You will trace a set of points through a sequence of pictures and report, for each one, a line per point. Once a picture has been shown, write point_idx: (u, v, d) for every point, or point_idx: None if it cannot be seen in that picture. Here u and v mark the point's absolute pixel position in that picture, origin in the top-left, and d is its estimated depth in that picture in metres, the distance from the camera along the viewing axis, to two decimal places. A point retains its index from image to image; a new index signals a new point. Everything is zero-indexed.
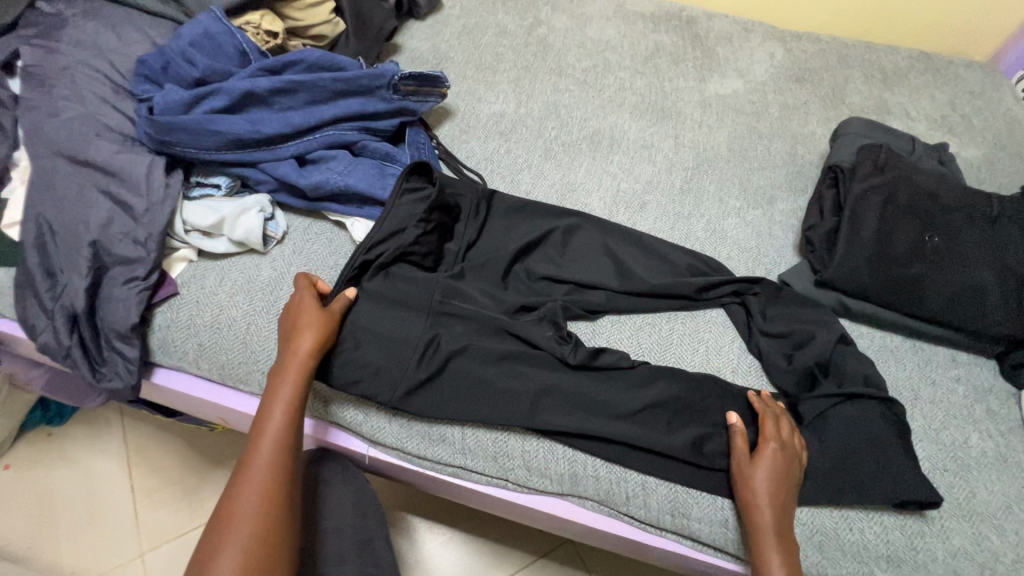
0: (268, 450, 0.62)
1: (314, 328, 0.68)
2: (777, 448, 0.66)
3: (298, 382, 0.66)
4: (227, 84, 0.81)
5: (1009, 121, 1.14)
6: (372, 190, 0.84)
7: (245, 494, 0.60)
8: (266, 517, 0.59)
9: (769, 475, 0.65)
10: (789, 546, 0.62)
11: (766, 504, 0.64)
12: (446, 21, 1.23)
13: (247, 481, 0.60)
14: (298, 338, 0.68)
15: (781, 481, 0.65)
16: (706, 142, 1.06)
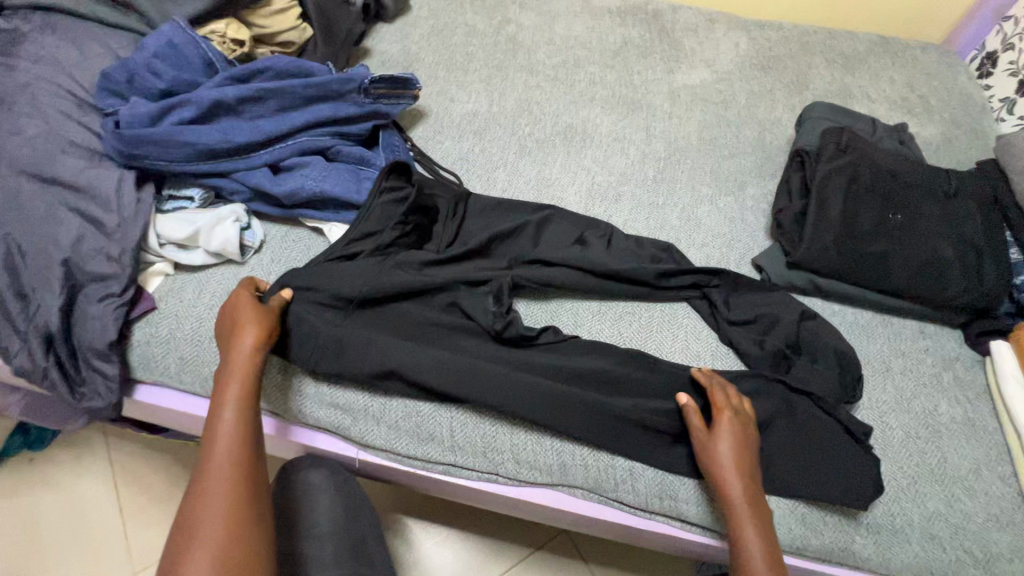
0: (226, 444, 0.60)
1: (255, 328, 0.67)
2: (728, 418, 0.68)
3: (247, 377, 0.65)
4: (195, 94, 0.80)
5: (963, 99, 1.18)
6: (349, 194, 0.84)
7: (206, 495, 0.57)
8: (236, 514, 0.57)
9: (729, 447, 0.66)
10: (759, 510, 0.64)
11: (730, 475, 0.65)
12: (415, 23, 1.23)
13: (208, 482, 0.58)
14: (242, 333, 0.67)
15: (738, 450, 0.66)
16: (677, 133, 1.08)
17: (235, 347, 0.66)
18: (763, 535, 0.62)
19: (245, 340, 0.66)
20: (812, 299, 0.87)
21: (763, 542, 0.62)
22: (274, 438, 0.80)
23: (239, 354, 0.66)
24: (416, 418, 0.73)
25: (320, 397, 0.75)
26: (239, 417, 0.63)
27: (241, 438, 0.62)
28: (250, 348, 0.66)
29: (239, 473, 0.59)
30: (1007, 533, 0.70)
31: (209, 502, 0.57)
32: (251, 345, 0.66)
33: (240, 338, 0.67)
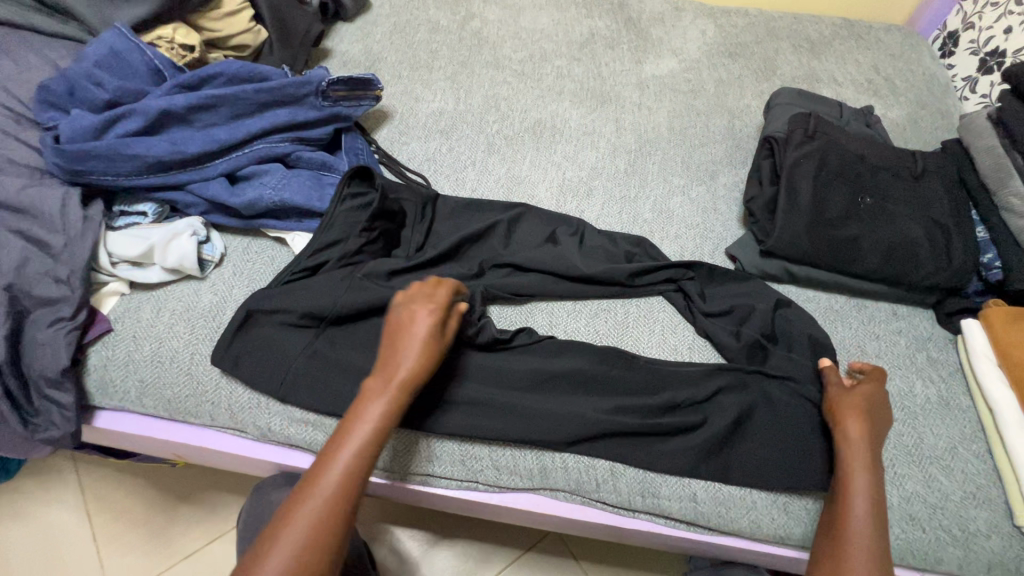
0: (343, 475, 0.57)
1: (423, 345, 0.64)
2: (874, 386, 0.71)
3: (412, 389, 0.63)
4: (141, 104, 0.77)
5: (927, 79, 1.19)
6: (311, 202, 0.81)
7: (306, 512, 0.55)
8: (319, 541, 0.54)
9: (866, 405, 0.69)
10: (876, 469, 0.65)
11: (858, 432, 0.67)
12: (376, 21, 1.19)
13: (313, 500, 0.55)
14: (404, 351, 0.64)
15: (873, 411, 0.69)
16: (647, 124, 1.07)
17: (389, 363, 0.63)
18: (873, 491, 0.63)
19: (405, 356, 0.63)
20: (786, 286, 0.87)
21: (873, 499, 0.63)
22: (245, 458, 0.77)
23: (398, 375, 0.62)
24: (391, 430, 0.71)
25: (290, 414, 0.72)
26: (369, 445, 0.59)
27: (355, 472, 0.58)
28: (409, 369, 0.63)
29: (330, 512, 0.55)
30: (984, 510, 0.70)
31: (287, 538, 0.54)
32: (410, 364, 0.63)
33: (402, 354, 0.64)
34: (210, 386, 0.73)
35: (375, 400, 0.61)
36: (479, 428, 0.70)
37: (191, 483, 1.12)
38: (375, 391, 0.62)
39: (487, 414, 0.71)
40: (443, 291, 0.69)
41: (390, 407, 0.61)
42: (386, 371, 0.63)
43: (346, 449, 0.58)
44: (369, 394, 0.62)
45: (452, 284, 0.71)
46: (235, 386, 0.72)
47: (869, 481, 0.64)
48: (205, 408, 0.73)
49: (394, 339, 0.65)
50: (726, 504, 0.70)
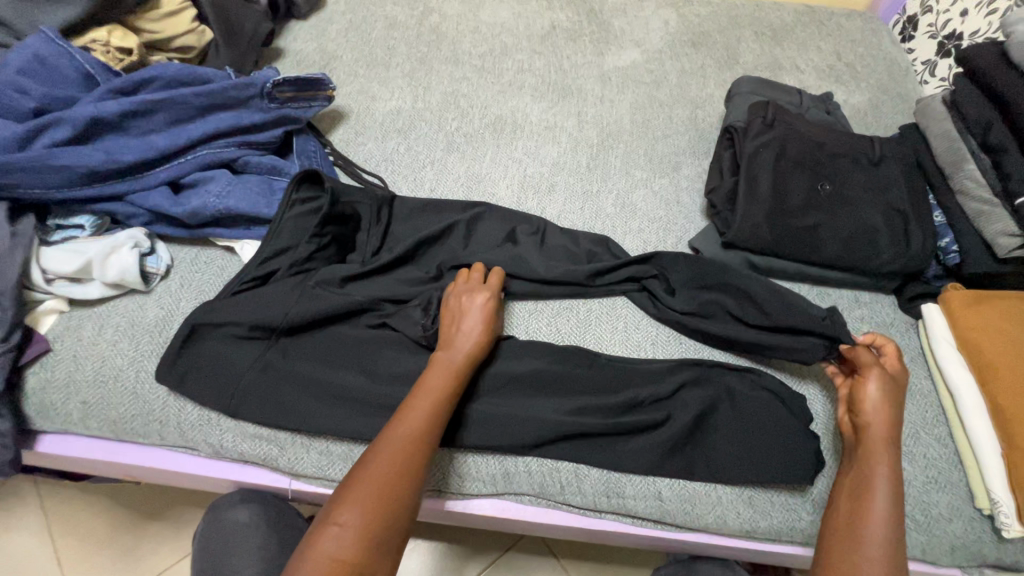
0: (410, 433, 0.60)
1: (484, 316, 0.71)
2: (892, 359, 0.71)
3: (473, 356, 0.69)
4: (70, 112, 0.73)
5: (888, 64, 1.19)
6: (257, 209, 0.78)
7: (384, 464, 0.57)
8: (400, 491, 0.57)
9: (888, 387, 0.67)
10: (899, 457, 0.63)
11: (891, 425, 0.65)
12: (330, 18, 1.16)
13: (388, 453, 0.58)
14: (462, 325, 0.70)
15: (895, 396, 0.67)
16: (610, 117, 1.05)
17: (454, 338, 0.69)
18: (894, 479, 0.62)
19: (468, 330, 0.69)
20: None
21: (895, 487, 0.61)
22: (199, 477, 0.74)
23: (454, 348, 0.68)
24: (347, 442, 0.69)
25: (243, 430, 0.70)
26: (440, 405, 0.63)
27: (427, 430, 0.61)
28: (468, 342, 0.68)
29: (398, 468, 0.57)
30: (946, 494, 0.71)
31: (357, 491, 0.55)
32: (471, 336, 0.69)
33: (463, 327, 0.70)
34: (157, 404, 0.70)
35: (438, 369, 0.66)
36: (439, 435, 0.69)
37: (155, 500, 1.07)
38: (445, 360, 0.67)
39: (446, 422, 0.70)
40: (495, 275, 0.76)
41: (452, 374, 0.66)
42: (453, 343, 0.68)
43: (417, 410, 0.62)
44: (437, 363, 0.66)
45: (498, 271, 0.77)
46: (183, 404, 0.70)
47: (890, 468, 0.62)
48: (152, 427, 0.70)
49: (450, 317, 0.71)
50: (692, 501, 0.69)
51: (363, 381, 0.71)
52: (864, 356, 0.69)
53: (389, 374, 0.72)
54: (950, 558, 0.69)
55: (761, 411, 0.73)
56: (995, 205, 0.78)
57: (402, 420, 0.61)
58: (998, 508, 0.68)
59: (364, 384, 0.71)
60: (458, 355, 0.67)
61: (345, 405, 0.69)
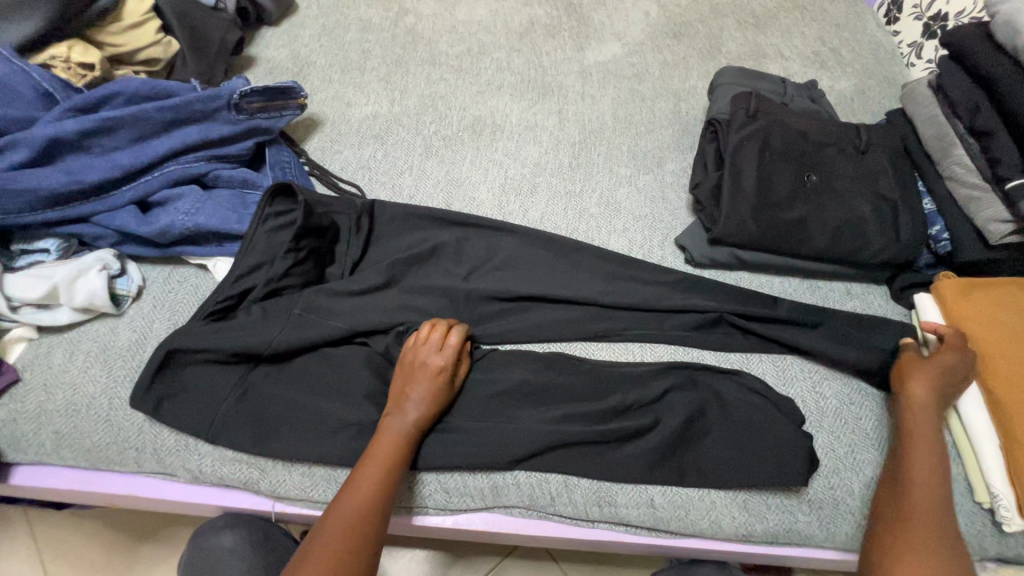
0: (356, 510, 0.59)
1: (432, 373, 0.68)
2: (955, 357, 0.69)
3: (427, 413, 0.66)
4: (27, 133, 0.71)
5: (874, 47, 1.16)
6: (227, 224, 0.76)
7: (319, 546, 0.56)
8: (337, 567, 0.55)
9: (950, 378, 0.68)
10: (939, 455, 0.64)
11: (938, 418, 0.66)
12: (302, 23, 1.13)
13: (328, 532, 0.57)
14: (413, 389, 0.67)
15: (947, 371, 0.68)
16: (591, 114, 1.03)
17: (404, 403, 0.67)
18: (919, 477, 0.63)
19: (420, 396, 0.67)
20: (737, 273, 0.85)
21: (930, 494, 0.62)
22: (180, 503, 0.71)
23: (405, 413, 0.66)
24: (329, 464, 0.67)
25: (222, 454, 0.68)
26: (385, 476, 0.61)
27: (366, 508, 0.59)
28: (418, 409, 0.66)
29: (343, 545, 0.57)
30: None
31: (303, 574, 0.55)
32: (423, 401, 0.66)
33: (414, 394, 0.67)
34: (132, 431, 0.68)
35: (386, 434, 0.64)
36: (420, 453, 0.68)
37: (151, 522, 1.06)
38: (394, 425, 0.65)
39: (428, 439, 0.68)
40: (457, 336, 0.70)
41: (399, 443, 0.64)
42: (403, 406, 0.66)
43: (364, 482, 0.61)
44: (387, 430, 0.64)
45: (462, 325, 0.73)
46: (159, 431, 0.68)
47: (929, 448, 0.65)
48: (129, 455, 0.67)
49: (405, 381, 0.68)
50: (686, 506, 0.68)
51: (341, 403, 0.69)
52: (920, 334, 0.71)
53: (370, 392, 0.70)
54: None
55: (752, 413, 0.71)
56: (985, 190, 0.76)
57: (343, 498, 0.60)
58: (997, 500, 0.66)
59: (346, 406, 0.69)
60: (409, 423, 0.65)
61: (325, 428, 0.67)
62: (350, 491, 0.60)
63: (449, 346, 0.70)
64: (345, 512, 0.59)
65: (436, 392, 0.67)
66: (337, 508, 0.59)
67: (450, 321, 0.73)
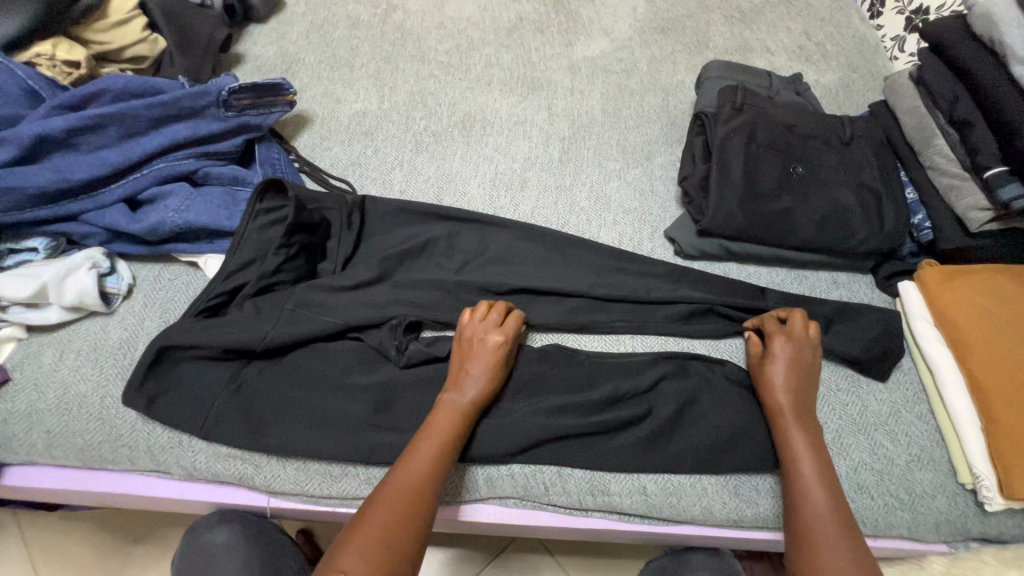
0: (410, 485, 0.59)
1: (488, 354, 0.68)
2: (785, 347, 0.70)
3: (482, 394, 0.67)
4: (13, 131, 0.70)
5: (858, 41, 1.18)
6: (218, 221, 0.75)
7: (371, 519, 0.57)
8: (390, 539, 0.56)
9: (786, 377, 0.68)
10: (818, 443, 0.65)
11: (787, 415, 0.67)
12: (290, 20, 1.13)
13: (383, 504, 0.58)
14: (472, 368, 0.68)
15: (798, 367, 0.69)
16: (580, 108, 1.04)
17: (464, 381, 0.67)
18: (819, 457, 0.64)
19: (478, 374, 0.67)
20: (726, 264, 0.86)
21: (826, 475, 0.63)
22: (174, 501, 0.71)
23: (464, 391, 0.66)
24: (324, 458, 0.67)
25: (217, 450, 0.68)
26: (442, 454, 0.62)
27: (418, 484, 0.59)
28: (477, 387, 0.67)
29: (399, 518, 0.57)
30: (929, 471, 0.71)
31: (357, 544, 0.55)
32: (481, 380, 0.67)
33: (474, 372, 0.68)
34: (125, 429, 0.68)
35: (446, 411, 0.65)
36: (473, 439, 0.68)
37: (144, 523, 1.05)
38: (454, 402, 0.66)
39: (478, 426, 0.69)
40: (514, 318, 0.72)
41: (459, 421, 0.64)
42: (460, 385, 0.67)
43: (421, 457, 0.61)
44: (445, 406, 0.65)
45: (519, 310, 0.74)
46: (153, 428, 0.68)
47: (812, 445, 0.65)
48: (122, 453, 0.67)
49: (464, 360, 0.69)
50: (677, 493, 0.69)
51: (335, 398, 0.70)
52: (769, 325, 0.73)
53: (364, 386, 0.70)
54: (936, 534, 0.70)
55: (740, 401, 0.73)
56: (965, 179, 0.77)
57: (396, 471, 0.60)
58: (980, 481, 0.68)
59: (340, 400, 0.69)
60: (467, 400, 0.66)
61: (320, 423, 0.68)
62: (400, 464, 0.61)
63: (506, 326, 0.71)
64: (399, 486, 0.59)
65: (494, 373, 0.68)
66: (390, 482, 0.60)
67: (507, 304, 0.73)
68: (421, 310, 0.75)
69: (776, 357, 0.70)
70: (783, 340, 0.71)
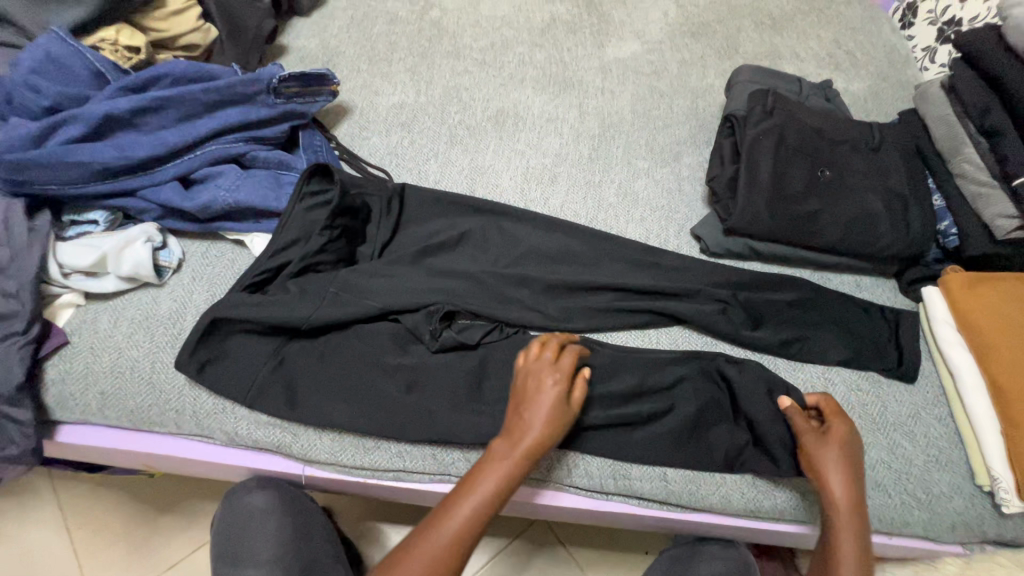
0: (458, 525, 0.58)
1: (558, 395, 0.65)
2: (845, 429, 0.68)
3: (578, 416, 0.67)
4: (81, 110, 0.75)
5: (888, 50, 1.19)
6: (266, 202, 0.79)
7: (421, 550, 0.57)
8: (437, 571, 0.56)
9: (839, 463, 0.66)
10: (865, 533, 0.64)
11: (838, 501, 0.64)
12: (332, 15, 1.17)
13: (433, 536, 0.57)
14: (524, 420, 0.64)
15: (852, 457, 0.66)
16: (610, 108, 1.06)
17: (532, 416, 0.64)
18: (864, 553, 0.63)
19: (546, 412, 0.64)
20: (750, 263, 0.88)
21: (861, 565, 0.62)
22: (214, 465, 0.75)
23: (531, 427, 0.63)
24: (358, 432, 0.71)
25: (258, 418, 0.71)
26: (497, 494, 0.60)
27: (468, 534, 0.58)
28: (544, 426, 0.63)
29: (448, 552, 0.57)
30: (947, 472, 0.72)
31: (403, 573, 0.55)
32: (548, 418, 0.63)
33: (543, 408, 0.64)
34: (173, 393, 0.71)
35: (507, 446, 0.62)
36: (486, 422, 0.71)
37: (171, 494, 1.08)
38: (518, 439, 0.62)
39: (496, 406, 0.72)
40: (570, 356, 0.69)
41: (519, 461, 0.61)
42: (512, 437, 0.63)
43: (476, 494, 0.60)
44: (509, 442, 0.62)
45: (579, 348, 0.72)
46: (199, 395, 0.72)
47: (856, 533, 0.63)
48: (170, 417, 0.71)
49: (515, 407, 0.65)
50: (696, 481, 0.71)
51: (371, 374, 0.73)
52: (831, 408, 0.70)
53: (398, 365, 0.73)
54: (952, 534, 0.71)
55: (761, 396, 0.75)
56: (993, 187, 0.78)
57: (441, 528, 0.58)
58: (997, 483, 0.69)
59: (376, 377, 0.73)
60: (533, 439, 0.62)
61: (356, 397, 0.71)
62: (459, 493, 0.60)
63: (562, 364, 0.68)
64: (442, 542, 0.57)
65: (558, 417, 0.64)
66: (436, 538, 0.57)
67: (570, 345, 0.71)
68: (454, 297, 0.78)
69: (835, 440, 0.67)
70: (845, 421, 0.68)
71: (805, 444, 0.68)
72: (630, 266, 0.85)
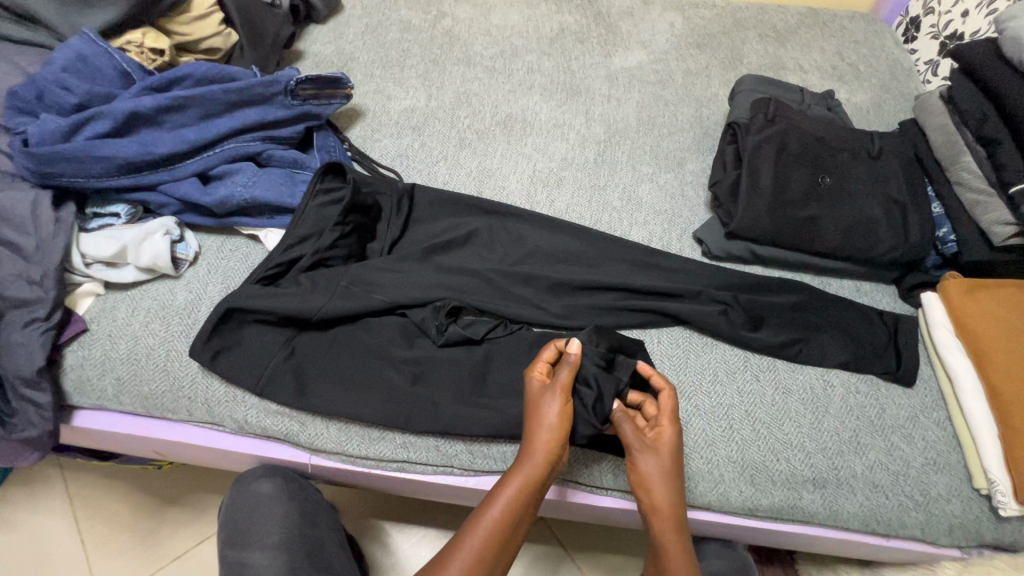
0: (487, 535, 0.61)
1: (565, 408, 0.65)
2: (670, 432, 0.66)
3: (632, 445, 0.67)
4: (109, 106, 0.78)
5: (891, 63, 1.21)
6: (281, 199, 0.82)
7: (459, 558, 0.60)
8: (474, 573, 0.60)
9: (660, 463, 0.65)
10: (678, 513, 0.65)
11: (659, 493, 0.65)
12: (348, 22, 1.21)
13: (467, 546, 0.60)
14: (532, 451, 0.63)
15: (675, 459, 0.66)
16: (616, 115, 1.09)
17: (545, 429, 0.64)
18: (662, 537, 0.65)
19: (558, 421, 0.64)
20: (751, 267, 0.90)
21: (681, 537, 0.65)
22: (223, 452, 0.77)
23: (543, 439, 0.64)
24: (364, 422, 0.73)
25: (267, 407, 0.73)
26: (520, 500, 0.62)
27: (484, 560, 0.60)
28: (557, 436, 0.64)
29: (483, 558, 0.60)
30: (944, 475, 0.73)
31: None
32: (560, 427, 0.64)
33: (555, 421, 0.64)
34: (187, 380, 0.74)
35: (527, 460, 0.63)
36: (490, 413, 0.72)
37: (179, 486, 1.09)
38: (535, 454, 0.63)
39: (500, 399, 0.74)
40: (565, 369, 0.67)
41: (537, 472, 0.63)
42: (523, 466, 0.63)
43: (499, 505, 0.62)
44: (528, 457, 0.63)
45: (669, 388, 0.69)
46: (212, 383, 0.74)
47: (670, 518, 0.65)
48: (182, 404, 0.74)
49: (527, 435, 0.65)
50: (694, 478, 0.72)
51: (378, 366, 0.75)
52: (665, 406, 0.67)
53: (404, 358, 0.75)
54: (949, 537, 0.72)
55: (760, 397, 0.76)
56: (991, 195, 0.80)
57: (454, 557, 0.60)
58: (995, 487, 0.70)
59: (383, 369, 0.75)
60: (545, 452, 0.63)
61: (362, 388, 0.73)
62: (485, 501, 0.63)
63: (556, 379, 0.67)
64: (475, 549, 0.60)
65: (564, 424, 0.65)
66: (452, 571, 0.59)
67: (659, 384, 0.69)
68: (460, 293, 0.80)
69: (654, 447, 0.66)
70: (670, 425, 0.66)
71: (633, 454, 0.66)
72: (632, 268, 0.87)
